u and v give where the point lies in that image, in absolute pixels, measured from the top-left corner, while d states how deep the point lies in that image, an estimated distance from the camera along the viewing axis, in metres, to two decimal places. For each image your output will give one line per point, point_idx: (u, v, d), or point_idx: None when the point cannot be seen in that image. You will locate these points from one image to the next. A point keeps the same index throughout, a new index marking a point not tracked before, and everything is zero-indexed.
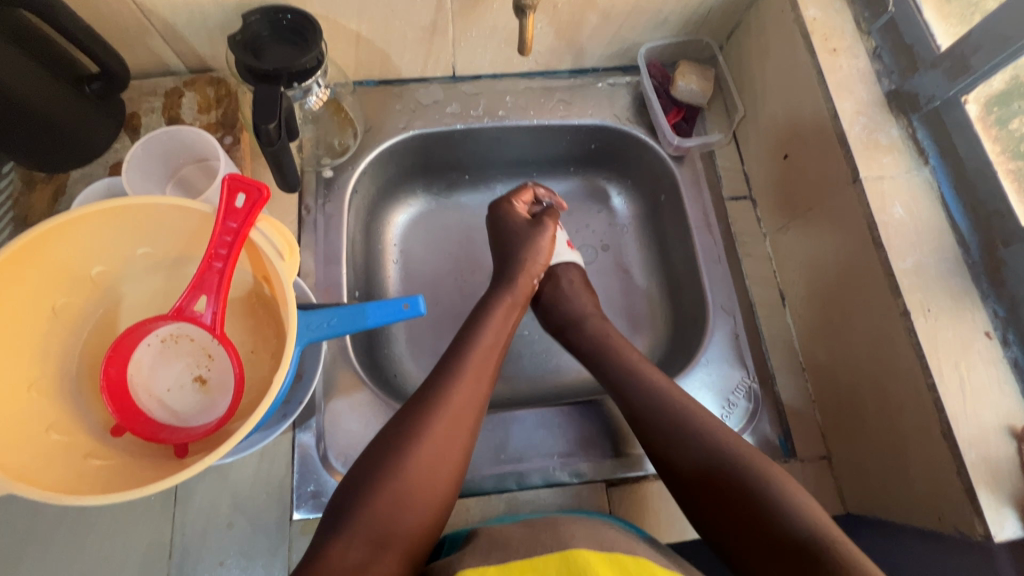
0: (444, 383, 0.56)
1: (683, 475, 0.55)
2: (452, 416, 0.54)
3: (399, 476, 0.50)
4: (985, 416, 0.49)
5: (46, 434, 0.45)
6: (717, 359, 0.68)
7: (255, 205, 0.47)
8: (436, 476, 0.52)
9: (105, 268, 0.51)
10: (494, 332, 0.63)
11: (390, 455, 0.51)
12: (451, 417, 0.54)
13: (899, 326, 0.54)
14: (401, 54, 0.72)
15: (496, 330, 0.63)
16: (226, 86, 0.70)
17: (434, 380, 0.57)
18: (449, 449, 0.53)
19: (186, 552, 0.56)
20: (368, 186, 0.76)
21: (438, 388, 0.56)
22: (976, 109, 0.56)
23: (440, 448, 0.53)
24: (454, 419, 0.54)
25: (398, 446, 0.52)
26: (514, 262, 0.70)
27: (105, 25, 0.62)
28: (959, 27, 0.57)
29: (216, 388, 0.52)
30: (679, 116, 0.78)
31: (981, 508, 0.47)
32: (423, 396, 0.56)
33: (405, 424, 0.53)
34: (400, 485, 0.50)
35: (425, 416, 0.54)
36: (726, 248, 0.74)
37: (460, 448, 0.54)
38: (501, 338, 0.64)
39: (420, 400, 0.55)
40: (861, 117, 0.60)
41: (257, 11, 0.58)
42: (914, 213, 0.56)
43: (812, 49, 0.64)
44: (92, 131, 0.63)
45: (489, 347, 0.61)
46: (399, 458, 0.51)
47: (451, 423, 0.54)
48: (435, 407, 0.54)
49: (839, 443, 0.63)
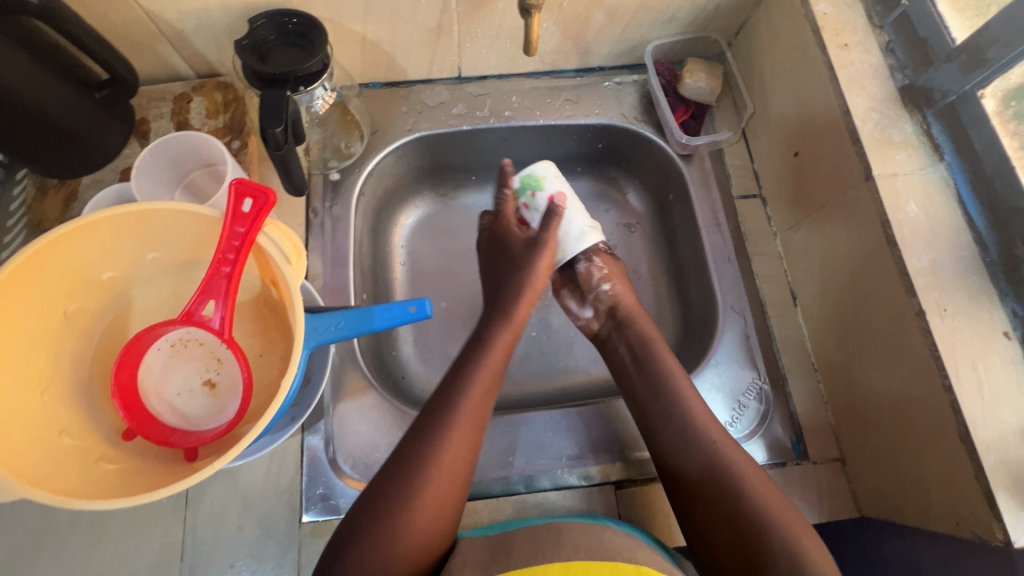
0: (436, 429, 0.54)
1: (691, 481, 0.56)
2: (443, 466, 0.52)
3: (388, 530, 0.49)
4: (1004, 419, 0.48)
5: (59, 438, 0.46)
6: (727, 360, 0.68)
7: (262, 209, 0.47)
8: (425, 531, 0.50)
9: (115, 273, 0.51)
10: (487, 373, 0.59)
11: (382, 507, 0.50)
12: (442, 467, 0.52)
13: (914, 326, 0.53)
14: (406, 55, 0.72)
15: (491, 363, 0.60)
16: (234, 91, 0.70)
17: (425, 423, 0.55)
18: (439, 502, 0.51)
19: (197, 554, 0.57)
20: (375, 188, 0.76)
21: (430, 434, 0.54)
22: (992, 104, 0.55)
23: (430, 501, 0.51)
24: (446, 469, 0.52)
25: (388, 499, 0.50)
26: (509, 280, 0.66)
27: (114, 32, 0.62)
28: (974, 20, 0.56)
29: (225, 392, 0.52)
30: (687, 114, 0.77)
31: (1000, 513, 0.46)
32: (416, 442, 0.53)
33: (397, 473, 0.52)
34: (389, 542, 0.48)
35: (423, 454, 0.52)
36: (735, 247, 0.73)
37: (451, 500, 0.52)
38: (495, 372, 0.60)
39: (411, 448, 0.53)
40: (874, 114, 0.59)
41: (264, 15, 0.59)
42: (930, 211, 0.55)
43: (823, 44, 0.62)
44: (103, 137, 0.64)
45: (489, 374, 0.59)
46: (391, 510, 0.50)
47: (440, 474, 0.52)
48: (426, 457, 0.52)
49: (852, 445, 0.62)
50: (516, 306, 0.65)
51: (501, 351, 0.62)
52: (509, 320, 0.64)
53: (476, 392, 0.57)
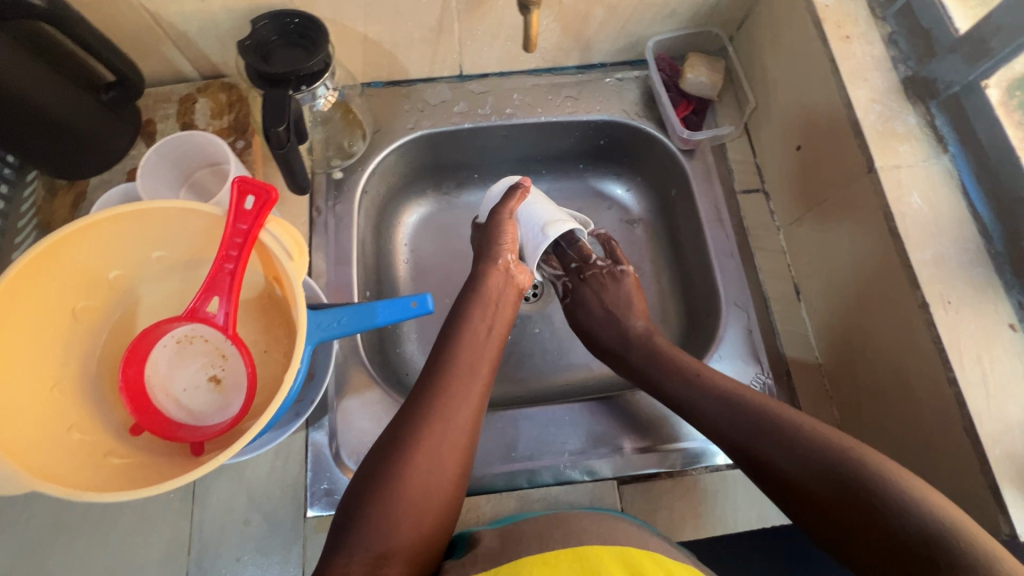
0: (432, 395, 0.56)
1: None
2: (438, 430, 0.54)
3: (389, 491, 0.50)
4: (1010, 412, 0.47)
5: (68, 433, 0.47)
6: (731, 354, 0.67)
7: (264, 207, 0.48)
8: (427, 492, 0.51)
9: (122, 271, 0.52)
10: (472, 341, 0.61)
11: (382, 468, 0.52)
12: (439, 430, 0.54)
13: (918, 318, 0.52)
14: (408, 54, 0.73)
15: (476, 334, 0.62)
16: (237, 92, 0.71)
17: (420, 393, 0.57)
18: (440, 470, 0.52)
19: (204, 548, 0.58)
20: (378, 187, 0.77)
21: (429, 400, 0.56)
22: (997, 94, 0.55)
23: (431, 463, 0.52)
24: (440, 431, 0.54)
25: (388, 462, 0.52)
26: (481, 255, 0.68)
27: (120, 35, 0.63)
28: (978, 10, 0.56)
29: (231, 388, 0.53)
30: (689, 109, 0.77)
31: (1006, 507, 0.45)
32: (411, 410, 0.55)
33: (395, 439, 0.53)
34: (391, 502, 0.50)
35: (412, 427, 0.54)
36: (738, 242, 0.73)
37: (452, 466, 0.53)
38: (487, 342, 0.62)
39: (407, 417, 0.55)
40: (876, 106, 0.59)
41: (266, 16, 0.59)
42: (933, 203, 0.55)
43: (824, 37, 0.62)
44: (111, 138, 0.65)
45: (472, 349, 0.61)
46: (390, 471, 0.51)
47: (437, 437, 0.53)
48: (421, 420, 0.54)
49: (857, 439, 0.62)
50: (491, 272, 0.67)
51: (493, 321, 0.64)
52: (483, 286, 0.66)
53: (462, 363, 0.59)
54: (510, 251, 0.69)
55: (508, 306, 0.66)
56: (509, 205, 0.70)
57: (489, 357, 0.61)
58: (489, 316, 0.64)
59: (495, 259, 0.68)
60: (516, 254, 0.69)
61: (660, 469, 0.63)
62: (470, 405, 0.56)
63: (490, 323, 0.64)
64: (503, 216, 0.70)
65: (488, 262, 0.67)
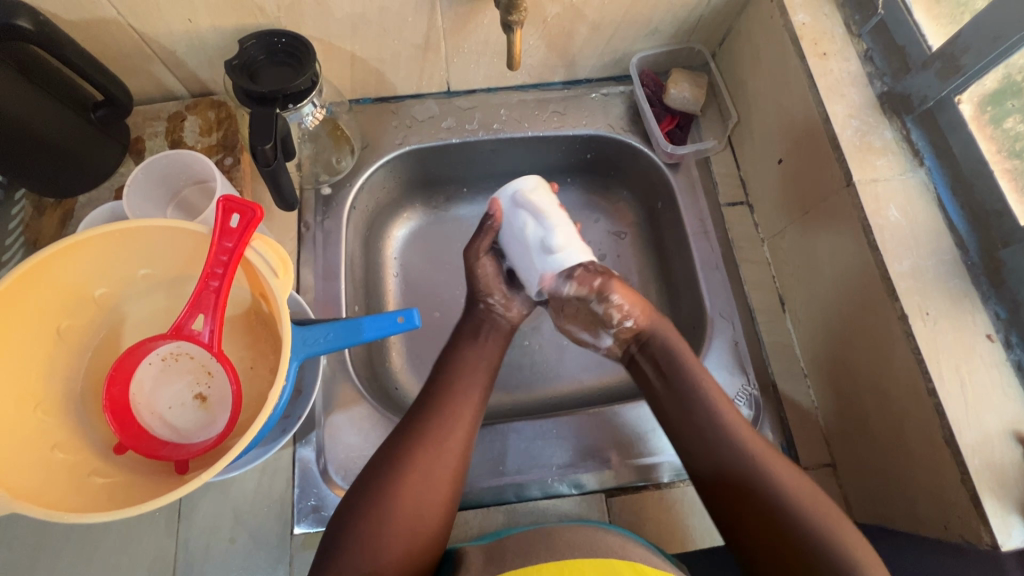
0: (423, 421, 0.56)
1: None
2: (427, 458, 0.54)
3: (378, 510, 0.51)
4: (987, 421, 0.48)
5: (51, 452, 0.47)
6: (717, 366, 0.68)
7: (249, 224, 0.49)
8: (416, 516, 0.52)
9: (108, 289, 0.52)
10: (463, 373, 0.61)
11: (372, 486, 0.52)
12: (431, 456, 0.54)
13: (897, 329, 0.53)
14: (395, 72, 0.74)
15: (468, 365, 0.62)
16: (226, 109, 0.72)
17: (413, 421, 0.57)
18: (429, 499, 0.53)
19: (190, 567, 0.57)
20: (366, 202, 0.78)
21: (419, 426, 0.56)
22: (969, 109, 0.56)
23: (418, 491, 0.52)
24: (430, 455, 0.54)
25: (378, 479, 0.53)
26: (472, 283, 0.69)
27: (109, 55, 0.64)
28: (949, 27, 0.57)
29: (217, 405, 0.53)
30: (673, 124, 0.78)
31: (986, 516, 0.46)
32: (403, 439, 0.55)
33: (386, 460, 0.54)
34: (382, 521, 0.50)
35: (403, 457, 0.54)
36: (723, 254, 0.74)
37: (441, 494, 0.53)
38: (477, 376, 0.61)
39: (399, 445, 0.55)
40: (853, 121, 0.60)
41: (253, 36, 0.60)
42: (910, 215, 0.56)
43: (801, 54, 0.64)
44: (100, 156, 0.65)
45: (467, 378, 0.61)
46: (379, 490, 0.52)
47: (425, 461, 0.54)
48: (412, 445, 0.54)
49: (841, 449, 0.62)
50: (478, 311, 0.67)
51: (484, 353, 0.64)
52: (473, 320, 0.67)
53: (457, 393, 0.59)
54: (495, 290, 0.68)
55: (500, 343, 0.66)
56: (477, 245, 0.67)
57: (480, 390, 0.60)
58: (481, 349, 0.64)
59: (482, 297, 0.67)
60: (504, 289, 0.68)
61: (648, 481, 0.64)
62: (459, 435, 0.56)
63: (481, 357, 0.63)
64: (483, 255, 0.67)
65: (473, 301, 0.68)
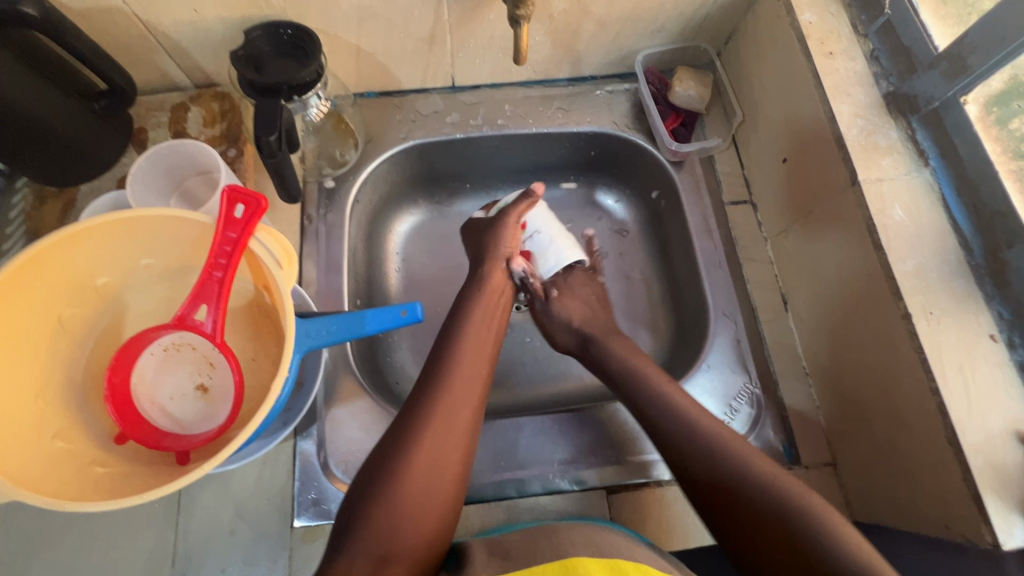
0: (431, 393, 0.57)
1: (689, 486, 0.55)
2: (438, 430, 0.54)
3: (394, 488, 0.51)
4: (991, 421, 0.48)
5: (52, 442, 0.46)
6: (719, 364, 0.68)
7: (254, 215, 0.48)
8: (428, 494, 0.52)
9: (110, 279, 0.52)
10: (473, 339, 0.62)
11: (387, 465, 0.52)
12: (441, 430, 0.54)
13: (900, 328, 0.53)
14: (400, 66, 0.74)
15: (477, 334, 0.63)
16: (230, 101, 0.71)
17: (424, 392, 0.57)
18: (442, 473, 0.53)
19: (189, 559, 0.57)
20: (369, 196, 0.77)
21: (423, 406, 0.56)
22: (975, 109, 0.56)
23: (430, 465, 0.52)
24: (444, 428, 0.54)
25: (391, 460, 0.52)
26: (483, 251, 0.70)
27: (113, 44, 0.63)
28: (956, 28, 0.57)
29: (218, 396, 0.53)
30: (677, 122, 0.78)
31: (988, 516, 0.46)
32: (412, 411, 0.55)
33: (390, 444, 0.53)
34: (391, 507, 0.50)
35: (414, 429, 0.54)
36: (726, 253, 0.74)
37: (453, 466, 0.54)
38: (486, 340, 0.63)
39: (411, 413, 0.55)
40: (859, 120, 0.60)
41: (259, 27, 0.60)
42: (915, 215, 0.56)
43: (808, 53, 0.64)
44: (102, 146, 0.65)
45: (476, 348, 0.62)
46: (394, 468, 0.52)
47: (439, 435, 0.54)
48: (425, 417, 0.55)
49: (843, 448, 0.63)
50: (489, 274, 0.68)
51: (493, 315, 0.66)
52: (487, 280, 0.68)
53: (466, 363, 0.60)
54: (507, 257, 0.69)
55: (505, 303, 0.68)
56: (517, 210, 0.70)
57: (486, 358, 0.62)
58: (490, 310, 0.66)
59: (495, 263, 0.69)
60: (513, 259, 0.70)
61: (648, 478, 0.63)
62: (472, 405, 0.57)
63: (492, 319, 0.65)
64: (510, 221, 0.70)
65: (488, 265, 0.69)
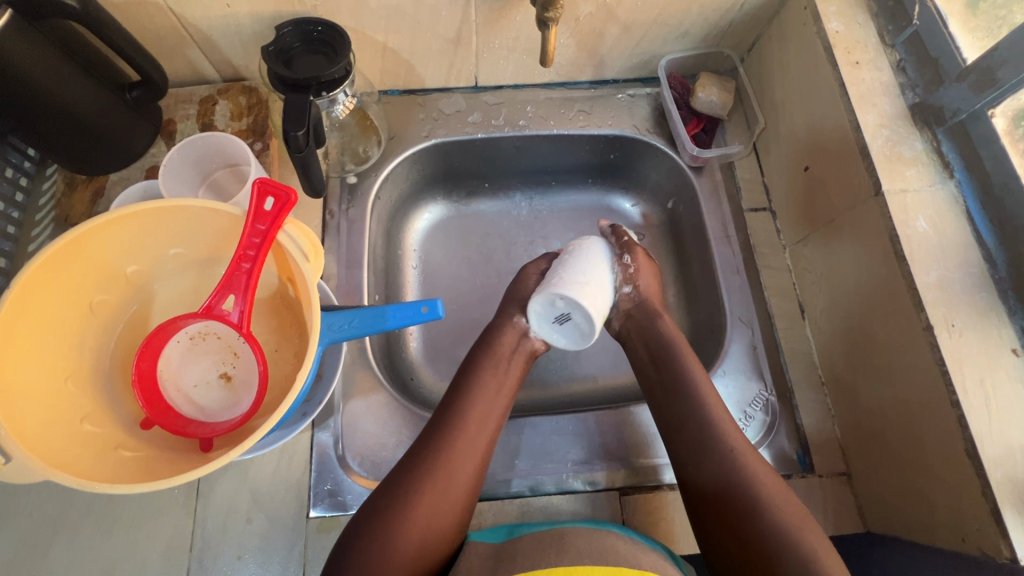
0: (441, 437, 0.56)
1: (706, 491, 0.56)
2: (442, 477, 0.54)
3: (381, 545, 0.50)
4: (1012, 436, 0.48)
5: (80, 424, 0.47)
6: (735, 370, 0.68)
7: (283, 208, 0.49)
8: (416, 557, 0.51)
9: (139, 267, 0.53)
10: (485, 392, 0.61)
11: (377, 522, 0.51)
12: (444, 479, 0.54)
13: (922, 340, 0.53)
14: (425, 65, 0.74)
15: (489, 386, 0.61)
16: (257, 95, 0.72)
17: (432, 435, 0.57)
18: (440, 521, 0.53)
19: (206, 546, 0.58)
20: (390, 193, 0.78)
21: (430, 451, 0.55)
22: (1002, 122, 0.56)
23: (431, 512, 0.52)
24: (440, 491, 0.53)
25: (384, 517, 0.51)
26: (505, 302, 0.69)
27: (146, 36, 0.65)
28: (986, 41, 0.58)
29: (241, 386, 0.54)
30: (698, 127, 0.79)
31: (1007, 530, 0.46)
32: (420, 454, 0.55)
33: (393, 488, 0.53)
34: (383, 552, 0.50)
35: (419, 474, 0.54)
36: (745, 259, 0.74)
37: (453, 516, 0.53)
38: (498, 396, 0.61)
39: (418, 455, 0.55)
40: (884, 130, 0.60)
41: (290, 23, 0.60)
42: (939, 227, 0.56)
43: (834, 62, 0.64)
44: (133, 136, 0.66)
45: (490, 398, 0.61)
46: (385, 526, 0.51)
47: (435, 499, 0.53)
48: (424, 474, 0.54)
49: (858, 458, 0.62)
50: (507, 325, 0.66)
51: (504, 376, 0.63)
52: (497, 345, 0.65)
53: (478, 412, 0.59)
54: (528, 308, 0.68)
55: (519, 364, 0.65)
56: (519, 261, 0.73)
57: (499, 409, 0.61)
58: (500, 371, 0.63)
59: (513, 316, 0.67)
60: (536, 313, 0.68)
61: (662, 482, 0.63)
62: (473, 469, 0.56)
63: (501, 381, 0.62)
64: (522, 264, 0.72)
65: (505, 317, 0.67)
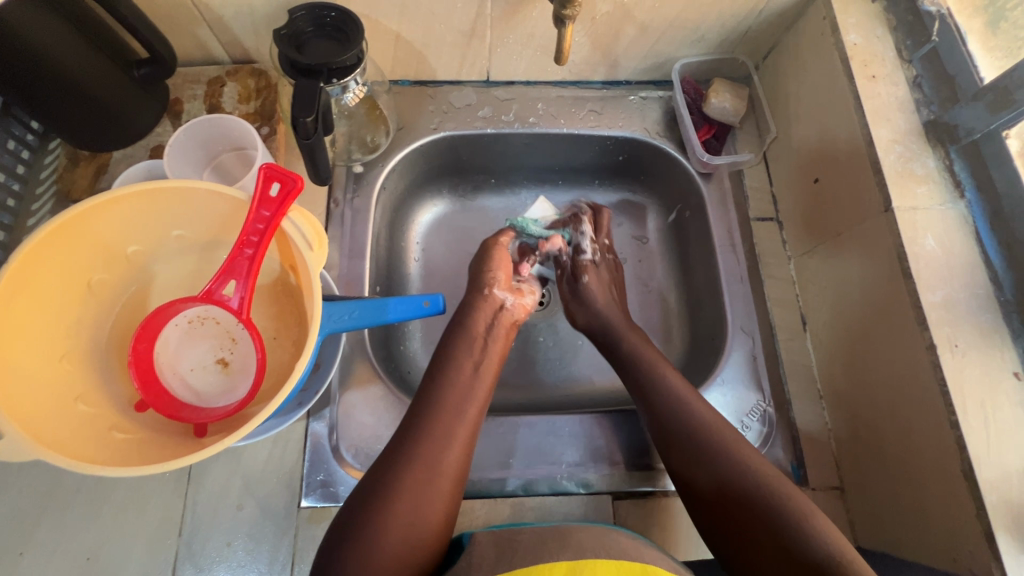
0: (426, 418, 0.56)
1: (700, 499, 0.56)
2: (431, 455, 0.53)
3: (378, 518, 0.49)
4: (1008, 459, 0.48)
5: (74, 404, 0.47)
6: (733, 379, 0.68)
7: (289, 195, 0.49)
8: (410, 539, 0.49)
9: (140, 247, 0.52)
10: (460, 371, 0.60)
11: (368, 505, 0.50)
12: (434, 457, 0.53)
13: (923, 358, 0.53)
14: (438, 56, 0.73)
15: (462, 367, 0.61)
16: (267, 78, 0.71)
17: (418, 414, 0.56)
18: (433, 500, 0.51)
19: (196, 531, 0.57)
20: (395, 184, 0.78)
21: (418, 430, 0.55)
22: (1016, 144, 0.56)
23: (421, 487, 0.51)
24: (429, 468, 0.52)
25: (374, 496, 0.50)
26: (476, 281, 0.69)
27: (157, 13, 0.64)
28: (1004, 61, 0.58)
29: (238, 371, 0.53)
30: (710, 133, 0.78)
31: (999, 553, 0.46)
32: (406, 434, 0.55)
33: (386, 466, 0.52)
34: (378, 530, 0.48)
35: (408, 452, 0.53)
36: (749, 268, 0.74)
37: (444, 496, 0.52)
38: (475, 374, 0.61)
39: (406, 433, 0.55)
40: (897, 146, 0.60)
41: (303, 6, 0.59)
42: (947, 245, 0.55)
43: (851, 75, 0.63)
44: (138, 113, 0.65)
45: (469, 377, 0.60)
46: (377, 505, 0.50)
47: (420, 479, 0.52)
48: (411, 452, 0.53)
49: (852, 473, 0.62)
50: (480, 305, 0.67)
51: (484, 357, 0.63)
52: (471, 325, 0.65)
53: (459, 393, 0.58)
54: (501, 286, 0.69)
55: (497, 341, 0.65)
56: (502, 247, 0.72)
57: (481, 388, 0.60)
58: (478, 354, 0.63)
59: (484, 296, 0.67)
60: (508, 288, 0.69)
61: (655, 487, 0.63)
62: (457, 448, 0.55)
63: (478, 360, 0.62)
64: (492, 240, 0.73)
65: (477, 297, 0.67)
